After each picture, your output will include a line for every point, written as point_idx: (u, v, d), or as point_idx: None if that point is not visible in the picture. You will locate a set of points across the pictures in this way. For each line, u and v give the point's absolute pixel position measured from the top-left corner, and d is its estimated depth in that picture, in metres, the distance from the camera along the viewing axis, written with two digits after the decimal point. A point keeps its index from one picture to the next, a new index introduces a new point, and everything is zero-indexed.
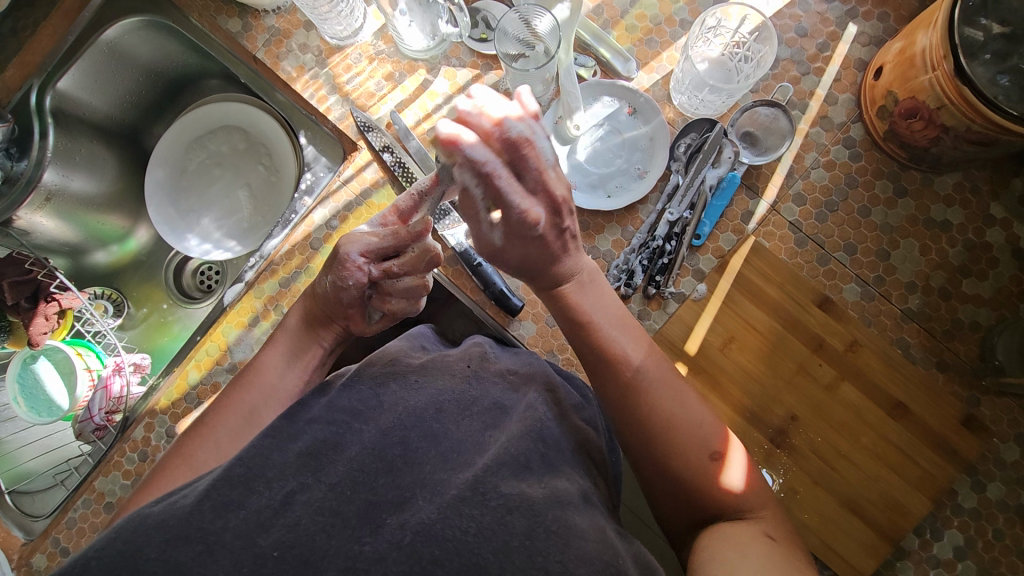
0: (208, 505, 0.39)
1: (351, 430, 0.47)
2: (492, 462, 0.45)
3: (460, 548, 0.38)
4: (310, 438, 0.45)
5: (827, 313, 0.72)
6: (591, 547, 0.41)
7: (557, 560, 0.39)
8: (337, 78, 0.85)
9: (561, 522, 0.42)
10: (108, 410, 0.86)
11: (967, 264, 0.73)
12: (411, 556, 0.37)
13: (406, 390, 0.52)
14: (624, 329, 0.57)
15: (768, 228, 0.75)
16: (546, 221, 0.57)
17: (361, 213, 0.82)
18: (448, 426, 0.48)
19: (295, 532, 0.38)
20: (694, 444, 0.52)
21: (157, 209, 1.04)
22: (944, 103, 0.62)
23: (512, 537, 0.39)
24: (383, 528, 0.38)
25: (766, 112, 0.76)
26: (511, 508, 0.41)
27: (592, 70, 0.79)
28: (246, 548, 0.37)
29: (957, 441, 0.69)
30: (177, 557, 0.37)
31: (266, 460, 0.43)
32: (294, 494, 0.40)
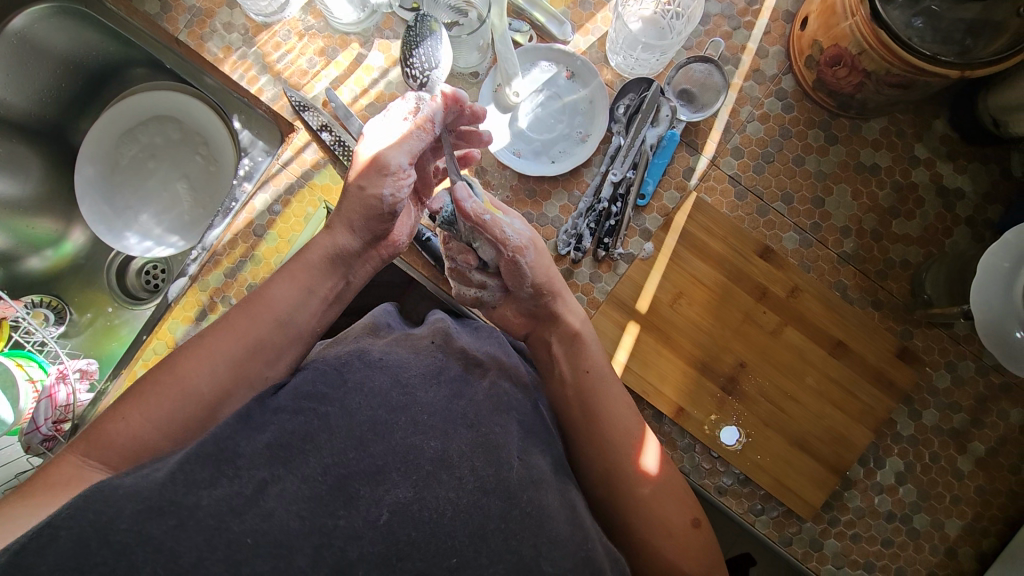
0: (179, 480, 0.39)
1: (318, 416, 0.45)
2: (468, 444, 0.46)
3: (435, 531, 0.41)
4: (278, 428, 0.43)
5: (769, 263, 0.74)
6: (563, 529, 0.45)
7: (531, 543, 0.43)
8: (267, 57, 0.81)
9: (535, 503, 0.45)
10: (54, 420, 0.83)
11: (896, 205, 0.76)
12: (390, 538, 0.40)
13: (368, 367, 0.50)
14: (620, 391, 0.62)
15: (709, 183, 0.77)
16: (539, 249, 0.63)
17: (303, 195, 0.80)
18: (417, 393, 0.49)
19: (269, 520, 0.39)
20: (681, 515, 0.56)
21: (90, 208, 0.99)
22: (864, 48, 0.63)
23: (488, 520, 0.42)
24: (358, 502, 0.40)
25: (700, 68, 0.77)
26: (487, 490, 0.43)
27: (528, 34, 0.78)
28: (219, 530, 0.37)
29: (893, 373, 0.73)
30: (149, 530, 0.37)
31: (235, 445, 0.42)
32: (267, 484, 0.40)
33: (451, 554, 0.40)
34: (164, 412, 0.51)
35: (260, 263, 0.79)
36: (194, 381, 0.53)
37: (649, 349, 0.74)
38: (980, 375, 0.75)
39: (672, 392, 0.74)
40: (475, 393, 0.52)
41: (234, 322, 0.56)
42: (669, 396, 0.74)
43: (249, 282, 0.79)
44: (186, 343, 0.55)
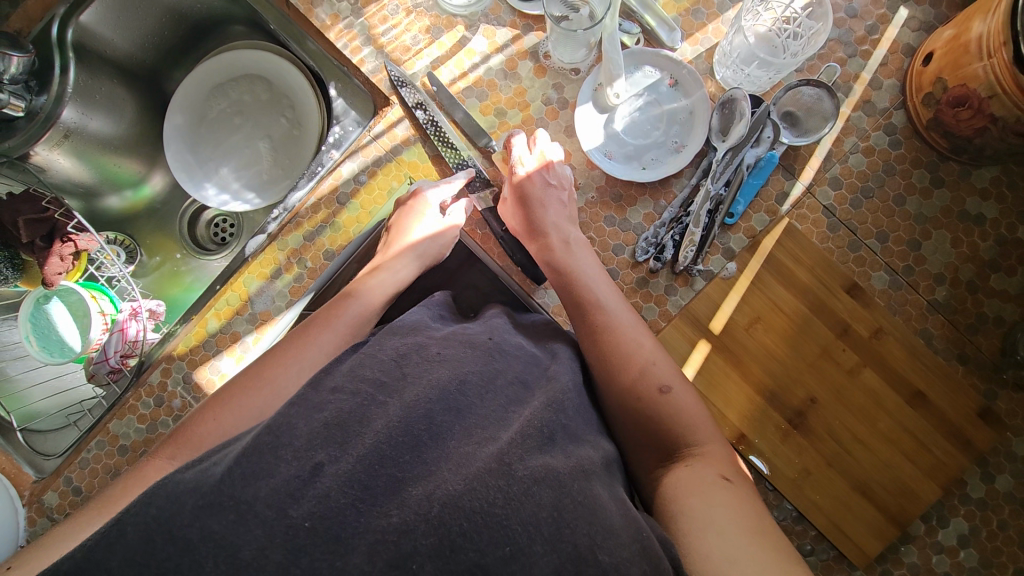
0: (237, 475, 0.40)
1: (375, 403, 0.46)
2: (517, 435, 0.45)
3: (490, 520, 0.38)
4: (335, 409, 0.45)
5: (855, 300, 0.72)
6: (617, 520, 0.42)
7: (585, 533, 0.40)
8: (372, 30, 0.82)
9: (584, 493, 0.42)
10: (122, 353, 0.86)
11: (997, 258, 0.73)
12: (440, 528, 0.37)
13: (427, 362, 0.52)
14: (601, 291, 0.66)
15: (801, 211, 0.75)
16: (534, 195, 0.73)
17: (390, 169, 0.81)
18: (473, 401, 0.48)
19: (325, 503, 0.38)
20: (644, 382, 0.56)
21: (174, 154, 1.02)
22: (996, 92, 0.60)
23: (541, 509, 0.39)
24: (410, 500, 0.39)
25: (810, 92, 0.75)
26: (538, 479, 0.41)
27: (636, 37, 0.76)
28: (278, 519, 0.37)
29: (972, 432, 0.70)
30: (209, 525, 0.37)
31: (291, 431, 0.42)
32: (322, 467, 0.40)
33: (505, 541, 0.37)
34: (250, 408, 0.54)
35: (340, 230, 0.81)
36: (283, 382, 0.56)
37: (718, 371, 0.73)
38: None
39: (737, 418, 0.72)
40: (535, 399, 0.52)
41: (310, 334, 0.61)
42: (732, 421, 0.72)
43: (326, 248, 0.81)
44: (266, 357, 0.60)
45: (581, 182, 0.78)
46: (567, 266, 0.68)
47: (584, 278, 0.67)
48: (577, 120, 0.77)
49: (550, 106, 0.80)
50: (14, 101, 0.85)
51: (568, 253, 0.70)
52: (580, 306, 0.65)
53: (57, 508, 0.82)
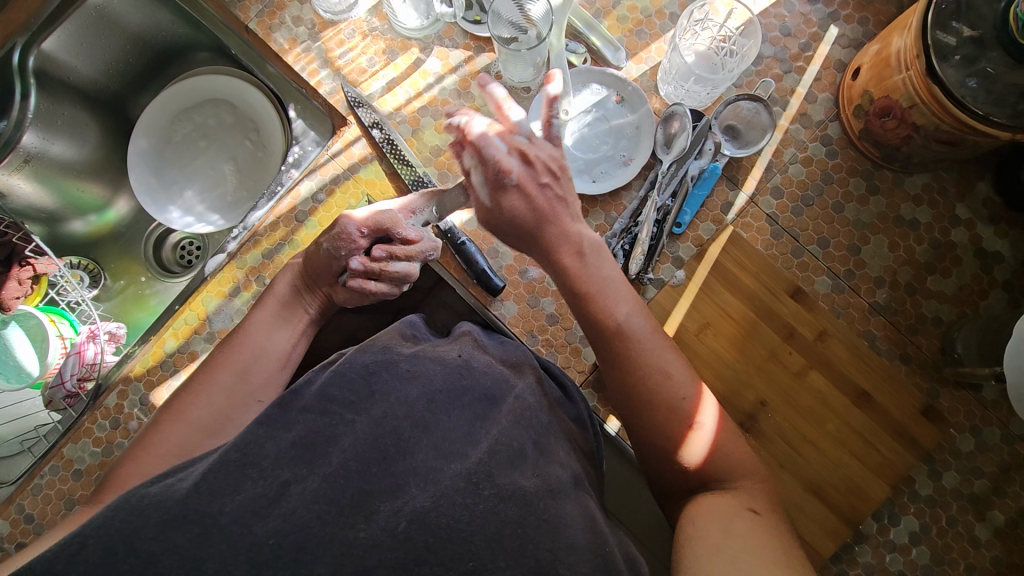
0: (203, 489, 0.40)
1: (343, 421, 0.45)
2: (487, 453, 0.46)
3: (453, 535, 0.40)
4: (302, 429, 0.44)
5: (799, 303, 0.74)
6: (580, 537, 0.43)
7: (547, 548, 0.42)
8: (329, 53, 0.84)
9: (550, 511, 0.44)
10: (79, 376, 0.85)
11: (932, 261, 0.76)
12: (407, 543, 0.39)
13: (396, 379, 0.50)
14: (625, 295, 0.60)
15: (745, 220, 0.78)
16: (511, 222, 0.60)
17: (347, 187, 0.82)
18: (440, 416, 0.48)
19: (291, 520, 0.39)
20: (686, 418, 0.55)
21: (137, 177, 1.02)
22: (915, 102, 0.64)
23: (505, 525, 0.42)
24: (378, 514, 0.40)
25: (749, 105, 0.78)
26: (504, 497, 0.43)
27: (583, 57, 0.80)
28: (242, 534, 0.38)
29: (917, 430, 0.72)
30: (173, 539, 0.38)
31: (258, 450, 0.43)
32: (289, 484, 0.41)
33: (469, 557, 0.40)
34: (168, 445, 0.57)
35: (298, 247, 0.82)
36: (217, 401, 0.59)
37: None
38: (1006, 443, 0.73)
39: None
40: (502, 415, 0.50)
41: (220, 359, 0.63)
42: None
43: (285, 265, 0.82)
44: (206, 379, 0.61)
45: None
46: (603, 264, 0.61)
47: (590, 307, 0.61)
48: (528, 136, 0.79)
49: (503, 123, 0.82)
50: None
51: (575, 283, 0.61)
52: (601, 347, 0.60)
53: (7, 537, 0.81)
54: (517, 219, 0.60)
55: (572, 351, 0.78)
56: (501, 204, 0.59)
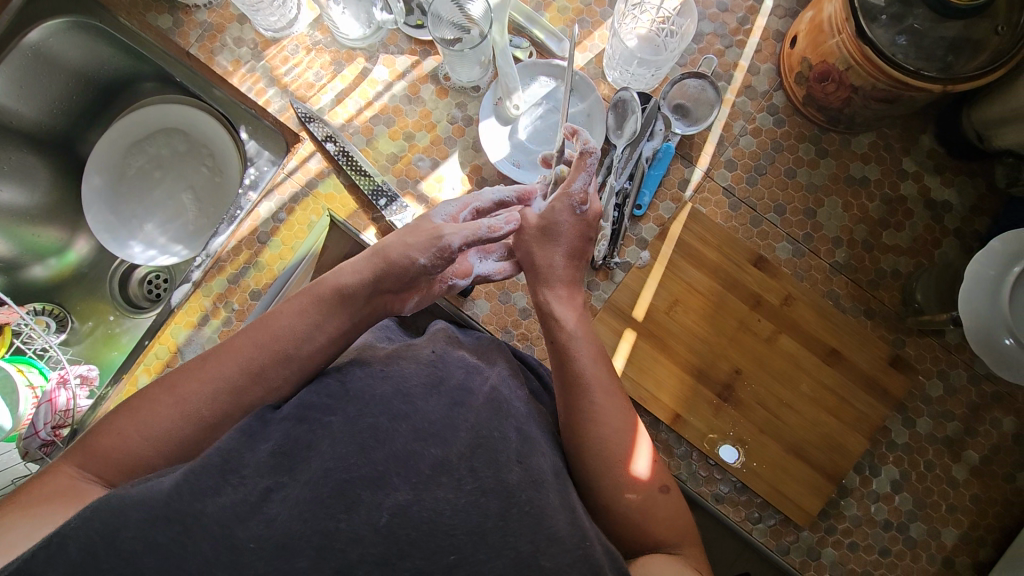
0: (185, 489, 0.40)
1: (321, 425, 0.46)
2: (467, 446, 0.46)
3: (435, 529, 0.41)
4: (279, 437, 0.45)
5: (763, 271, 0.76)
6: (562, 527, 0.44)
7: (529, 540, 0.42)
8: (275, 71, 0.84)
9: (533, 502, 0.44)
10: (54, 424, 0.84)
11: (886, 216, 0.78)
12: (390, 537, 0.40)
13: (370, 377, 0.51)
14: (598, 360, 0.61)
15: (703, 195, 0.79)
16: (546, 227, 0.64)
17: (307, 204, 0.82)
18: (417, 404, 0.49)
19: (274, 526, 0.39)
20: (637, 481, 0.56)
21: (96, 216, 1.01)
22: (851, 64, 0.66)
23: (486, 519, 0.42)
24: (359, 507, 0.41)
25: (694, 84, 0.79)
26: (485, 491, 0.44)
27: (527, 51, 0.81)
28: (224, 536, 0.39)
29: (887, 381, 0.75)
30: (155, 536, 0.38)
31: (239, 458, 0.42)
32: (271, 491, 0.41)
33: (450, 550, 0.41)
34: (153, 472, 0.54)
35: (264, 269, 0.81)
36: None
37: (645, 356, 0.76)
38: (972, 384, 0.76)
39: (670, 399, 0.76)
40: (478, 403, 0.50)
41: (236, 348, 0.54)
42: (666, 402, 0.76)
43: (252, 288, 0.81)
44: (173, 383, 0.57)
45: None
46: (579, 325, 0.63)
47: (579, 349, 0.61)
48: (483, 135, 0.79)
49: (456, 124, 0.82)
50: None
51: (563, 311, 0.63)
52: (569, 363, 0.60)
53: None
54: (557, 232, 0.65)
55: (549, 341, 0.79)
56: (555, 210, 0.64)
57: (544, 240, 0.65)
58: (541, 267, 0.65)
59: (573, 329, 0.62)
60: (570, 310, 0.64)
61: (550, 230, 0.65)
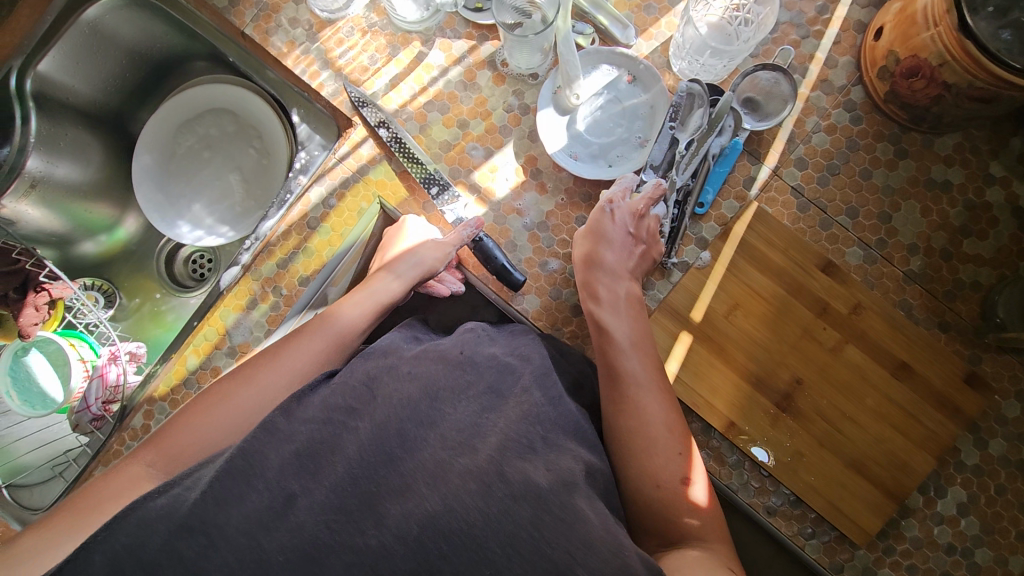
0: (210, 499, 0.41)
1: (346, 429, 0.47)
2: (495, 450, 0.46)
3: (468, 541, 0.40)
4: (305, 438, 0.46)
5: (831, 278, 0.72)
6: (596, 529, 0.41)
7: (565, 549, 0.40)
8: (329, 53, 0.82)
9: (565, 506, 0.43)
10: (104, 399, 0.86)
11: (967, 224, 0.73)
12: (419, 551, 0.40)
13: (397, 380, 0.52)
14: (636, 356, 0.64)
15: (770, 194, 0.75)
16: (594, 231, 0.72)
17: (358, 190, 0.80)
18: (443, 411, 0.49)
19: (299, 534, 0.40)
20: (662, 475, 0.57)
21: (146, 195, 1.01)
22: (946, 60, 0.61)
23: (518, 527, 0.41)
24: (388, 519, 0.41)
25: (767, 76, 0.75)
26: (516, 497, 0.42)
27: (590, 37, 0.77)
28: (251, 547, 0.40)
29: (959, 399, 0.71)
30: (180, 549, 0.40)
31: (262, 459, 0.44)
32: (296, 498, 0.42)
33: (483, 563, 0.40)
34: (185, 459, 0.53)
35: (313, 255, 0.80)
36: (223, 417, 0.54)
37: (701, 361, 0.73)
38: None
39: (725, 407, 0.73)
40: (509, 408, 0.51)
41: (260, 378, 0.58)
42: (721, 410, 0.73)
43: (301, 274, 0.80)
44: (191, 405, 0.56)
45: (549, 186, 0.78)
46: (620, 322, 0.67)
47: (623, 346, 0.65)
48: (540, 125, 0.76)
49: (512, 112, 0.79)
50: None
51: (612, 313, 0.68)
52: (613, 359, 0.64)
53: None
54: (602, 232, 0.71)
55: None
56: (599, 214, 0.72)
57: (597, 240, 0.71)
58: (592, 269, 0.71)
59: (612, 327, 0.66)
60: (611, 309, 0.68)
61: (595, 232, 0.72)
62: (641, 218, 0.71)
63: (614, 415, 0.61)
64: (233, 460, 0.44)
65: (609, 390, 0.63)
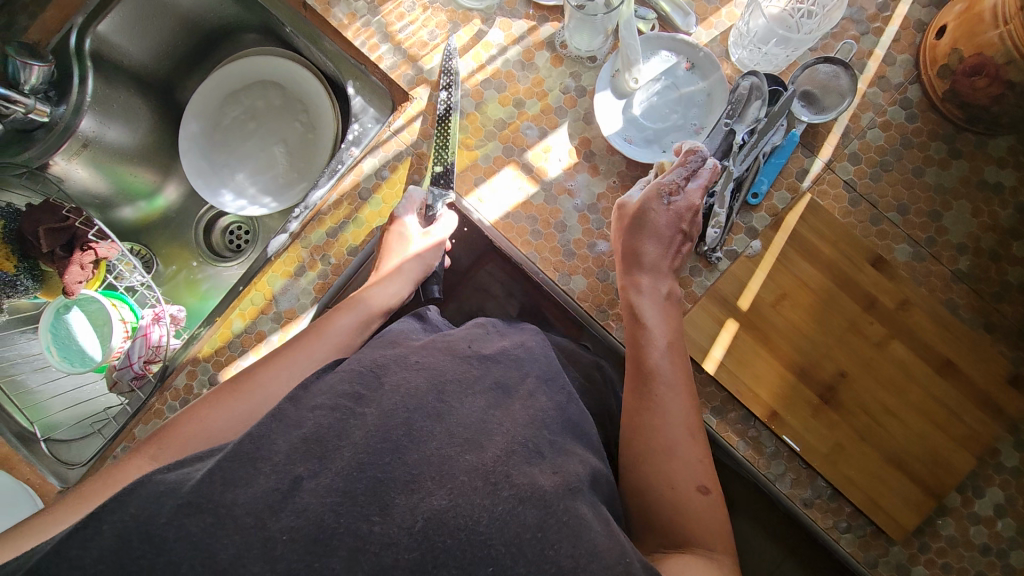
0: (215, 479, 0.39)
1: (353, 415, 0.45)
2: (503, 450, 0.44)
3: (474, 539, 0.38)
4: (312, 425, 0.43)
5: (880, 272, 0.73)
6: (601, 541, 0.41)
7: (569, 554, 0.39)
8: (389, 27, 0.83)
9: (570, 513, 0.41)
10: (146, 359, 0.86)
11: (1017, 226, 0.74)
12: (424, 544, 0.37)
13: (404, 369, 0.51)
14: (672, 356, 0.64)
15: (822, 187, 0.75)
16: (642, 216, 0.69)
17: (411, 163, 0.81)
18: (452, 404, 0.48)
19: (304, 516, 0.37)
20: (684, 476, 0.55)
21: (191, 162, 1.02)
22: (1014, 58, 0.62)
23: (524, 530, 0.39)
24: (393, 510, 0.38)
25: (827, 69, 0.75)
26: (523, 499, 0.40)
27: (651, 23, 0.78)
28: (256, 529, 0.37)
29: (1002, 399, 0.71)
30: (187, 527, 0.37)
31: (268, 445, 0.42)
32: (301, 480, 0.39)
33: (488, 562, 0.37)
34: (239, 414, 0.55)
35: (362, 225, 0.81)
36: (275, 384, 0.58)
37: (746, 349, 0.74)
38: None
39: (767, 395, 0.73)
40: (515, 405, 0.51)
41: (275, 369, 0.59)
42: (763, 399, 0.73)
43: (350, 244, 0.81)
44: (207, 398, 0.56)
45: (601, 168, 0.79)
46: (654, 318, 0.66)
47: (657, 344, 0.64)
48: (597, 107, 0.77)
49: (568, 94, 0.80)
50: (39, 107, 0.87)
51: (651, 306, 0.68)
52: (643, 353, 0.64)
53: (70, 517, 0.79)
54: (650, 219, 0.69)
55: None
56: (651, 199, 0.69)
57: (639, 228, 0.69)
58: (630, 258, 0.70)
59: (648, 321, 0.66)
60: (649, 302, 0.68)
61: (638, 217, 0.69)
62: (694, 213, 0.69)
63: (639, 412, 0.60)
64: (241, 444, 0.42)
65: (639, 383, 0.62)
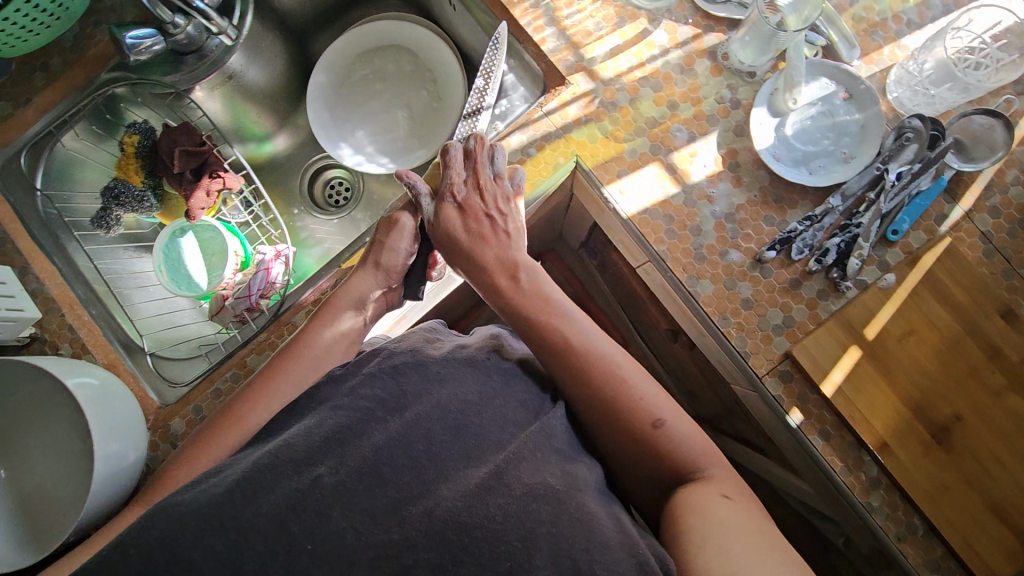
0: (237, 495, 0.42)
1: (375, 419, 0.52)
2: (506, 462, 0.49)
3: (490, 536, 0.42)
4: (333, 425, 0.51)
5: (1008, 324, 0.74)
6: (612, 538, 0.43)
7: (582, 549, 0.42)
8: (557, 12, 0.85)
9: (579, 515, 0.45)
10: (262, 292, 0.87)
11: None
12: (441, 543, 0.42)
13: (427, 380, 0.58)
14: (575, 316, 0.64)
15: (959, 234, 0.77)
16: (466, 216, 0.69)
17: (558, 146, 0.82)
18: (471, 417, 0.54)
19: (330, 510, 0.43)
20: (638, 414, 0.57)
21: (316, 111, 1.04)
22: None
23: (538, 525, 0.43)
24: (410, 516, 0.43)
25: (981, 121, 0.77)
26: (534, 497, 0.45)
27: (818, 49, 0.81)
28: (280, 532, 0.41)
29: None
30: (212, 545, 0.40)
31: (292, 449, 0.48)
32: (322, 477, 0.45)
33: (505, 557, 0.41)
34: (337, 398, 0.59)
35: None
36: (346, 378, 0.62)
37: (866, 377, 0.75)
38: None
39: (881, 425, 0.74)
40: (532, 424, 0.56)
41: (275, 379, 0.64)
42: (876, 430, 0.74)
43: None
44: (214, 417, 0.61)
45: (745, 180, 0.80)
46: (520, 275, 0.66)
47: (544, 302, 0.64)
48: (751, 120, 0.80)
49: (723, 104, 0.82)
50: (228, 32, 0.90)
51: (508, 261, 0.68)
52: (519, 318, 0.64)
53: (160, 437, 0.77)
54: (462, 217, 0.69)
55: (767, 338, 0.78)
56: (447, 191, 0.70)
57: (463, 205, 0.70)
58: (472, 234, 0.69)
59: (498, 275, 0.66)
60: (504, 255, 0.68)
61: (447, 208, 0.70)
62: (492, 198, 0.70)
63: (561, 376, 0.61)
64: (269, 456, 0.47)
65: (543, 349, 0.62)
